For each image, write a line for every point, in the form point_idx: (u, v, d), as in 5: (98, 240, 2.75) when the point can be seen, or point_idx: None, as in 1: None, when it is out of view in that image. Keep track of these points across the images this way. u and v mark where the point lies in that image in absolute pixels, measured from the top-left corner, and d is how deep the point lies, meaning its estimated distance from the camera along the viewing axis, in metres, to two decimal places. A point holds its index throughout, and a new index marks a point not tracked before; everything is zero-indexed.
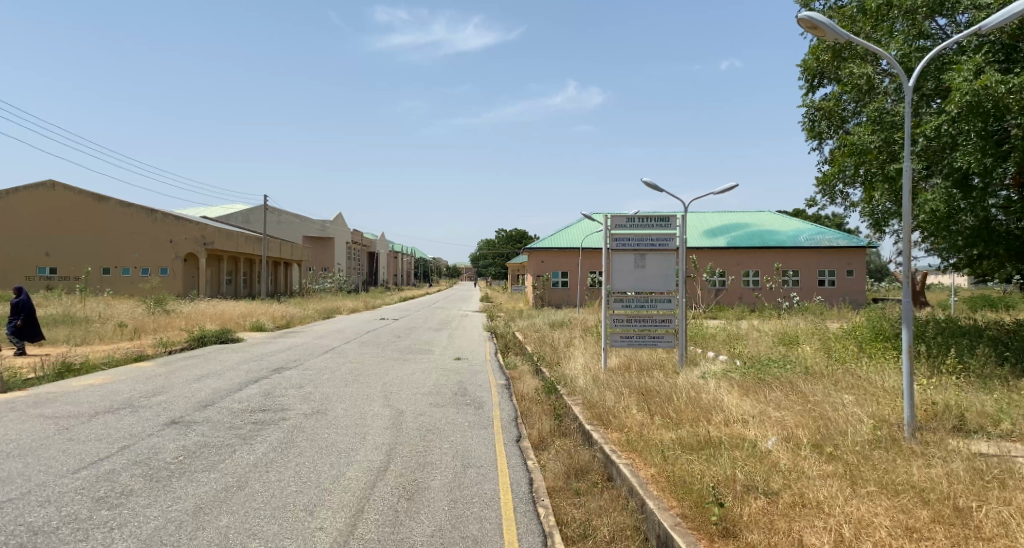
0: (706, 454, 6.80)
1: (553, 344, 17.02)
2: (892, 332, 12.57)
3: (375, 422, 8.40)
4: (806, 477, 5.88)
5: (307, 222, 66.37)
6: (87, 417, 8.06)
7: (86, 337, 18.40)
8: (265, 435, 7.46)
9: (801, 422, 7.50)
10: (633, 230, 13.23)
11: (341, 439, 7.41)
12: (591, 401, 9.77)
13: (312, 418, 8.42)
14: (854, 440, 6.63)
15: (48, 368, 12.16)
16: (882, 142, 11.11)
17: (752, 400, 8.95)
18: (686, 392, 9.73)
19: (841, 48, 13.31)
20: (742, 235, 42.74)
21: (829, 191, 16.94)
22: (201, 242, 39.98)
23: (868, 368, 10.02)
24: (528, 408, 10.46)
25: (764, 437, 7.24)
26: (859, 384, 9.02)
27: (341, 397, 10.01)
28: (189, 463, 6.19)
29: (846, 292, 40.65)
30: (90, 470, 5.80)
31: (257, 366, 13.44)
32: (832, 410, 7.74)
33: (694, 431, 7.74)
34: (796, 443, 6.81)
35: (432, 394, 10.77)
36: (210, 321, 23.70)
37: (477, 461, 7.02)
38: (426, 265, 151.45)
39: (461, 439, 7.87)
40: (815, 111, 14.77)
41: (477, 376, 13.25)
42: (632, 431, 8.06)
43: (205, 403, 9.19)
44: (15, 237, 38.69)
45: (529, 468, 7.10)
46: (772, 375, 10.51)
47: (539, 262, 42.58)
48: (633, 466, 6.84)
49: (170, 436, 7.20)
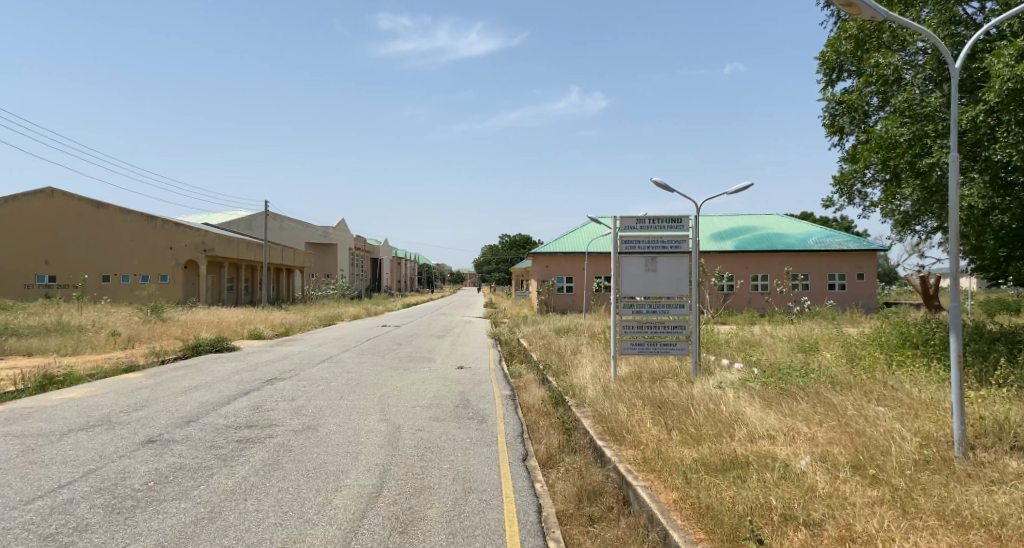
0: (732, 476, 6.15)
1: (559, 351, 16.34)
2: (920, 338, 11.84)
3: (369, 439, 7.78)
4: (849, 505, 5.22)
5: (310, 228, 65.95)
6: (58, 436, 7.43)
7: (78, 347, 17.82)
8: (247, 455, 6.82)
9: (835, 440, 6.85)
10: (643, 231, 12.64)
11: (332, 460, 6.77)
12: (602, 414, 9.07)
13: (301, 435, 7.80)
14: (898, 459, 5.95)
15: (29, 380, 11.55)
16: (912, 136, 10.43)
17: (777, 414, 8.26)
18: (704, 404, 9.03)
19: (864, 37, 12.75)
20: (750, 239, 41.98)
21: (847, 190, 16.24)
22: (201, 249, 39.11)
23: (900, 378, 9.31)
24: (535, 422, 9.80)
25: (796, 456, 6.58)
26: (894, 396, 8.34)
27: (335, 411, 9.36)
28: (159, 491, 5.54)
29: (857, 295, 39.92)
30: (45, 500, 5.17)
31: (250, 377, 12.80)
32: (869, 425, 7.05)
33: (717, 449, 7.07)
34: (834, 464, 6.15)
35: (432, 406, 10.12)
36: (207, 330, 23.04)
37: (480, 484, 6.37)
38: (431, 271, 150.32)
39: (462, 458, 7.23)
40: (837, 105, 14.13)
41: (480, 386, 12.61)
42: (648, 447, 7.41)
43: (188, 418, 8.56)
44: (15, 244, 38.24)
45: (537, 491, 6.47)
46: (796, 384, 9.83)
47: (544, 266, 42.04)
48: (651, 490, 6.20)
49: (142, 458, 6.55)
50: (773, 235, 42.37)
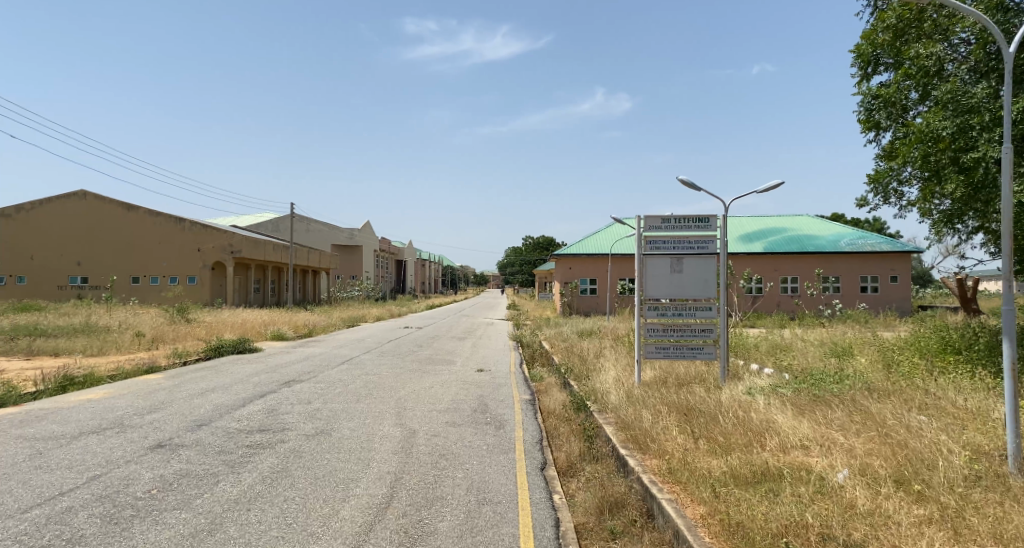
0: (765, 490, 5.76)
1: (581, 354, 15.95)
2: (963, 344, 11.23)
3: (383, 445, 7.53)
4: (894, 524, 4.82)
5: (335, 230, 66.31)
6: (67, 439, 7.31)
7: (103, 347, 17.95)
8: (256, 462, 6.60)
9: (876, 451, 6.41)
10: (668, 232, 12.23)
11: (342, 467, 6.52)
12: (625, 422, 8.70)
13: (314, 440, 7.58)
14: (946, 474, 5.50)
15: (50, 381, 11.56)
16: (957, 129, 9.92)
17: (811, 422, 7.84)
18: (733, 411, 8.62)
19: (903, 27, 12.22)
20: (779, 240, 41.11)
21: (882, 189, 15.60)
22: (228, 251, 39.36)
23: (941, 386, 8.81)
24: (554, 428, 9.47)
25: (833, 468, 6.17)
26: (936, 404, 7.86)
27: (350, 415, 9.15)
28: (161, 499, 5.33)
29: (890, 299, 38.81)
30: (43, 508, 4.99)
31: (268, 379, 12.67)
32: (914, 436, 6.59)
33: (748, 459, 6.70)
34: (876, 478, 5.73)
35: (449, 411, 9.85)
36: (230, 331, 23.02)
37: (496, 496, 6.07)
38: (455, 273, 150.54)
39: (477, 466, 6.93)
40: (873, 99, 13.59)
41: (500, 390, 12.31)
42: (674, 457, 7.05)
43: (201, 422, 8.40)
44: (48, 246, 38.92)
45: (556, 503, 6.14)
46: (830, 391, 9.36)
47: (567, 268, 41.61)
48: (677, 503, 5.84)
49: (150, 463, 6.37)
50: (802, 235, 41.48)
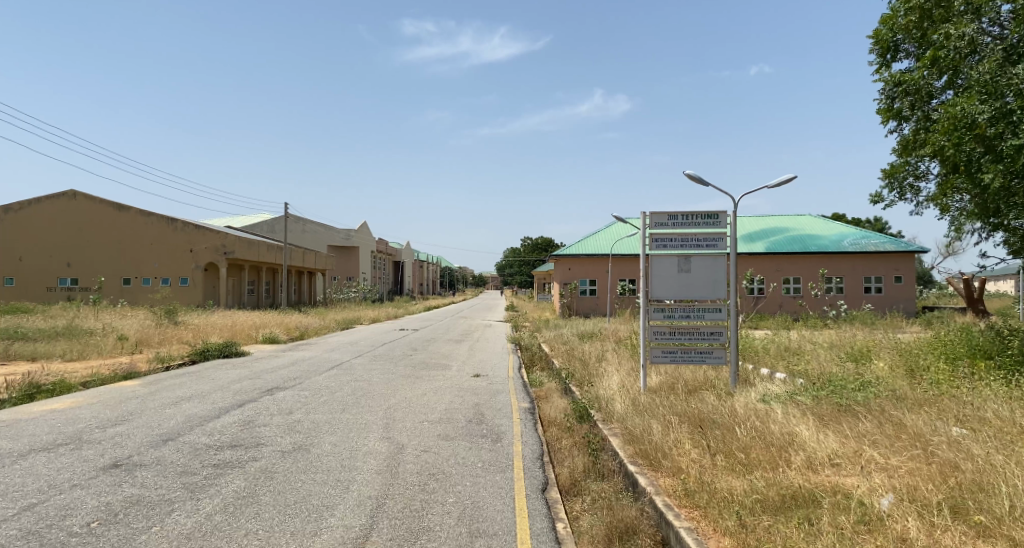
0: (799, 519, 5.03)
1: (583, 358, 15.18)
2: (995, 349, 10.46)
3: (366, 463, 6.78)
4: None
5: (331, 230, 65.53)
6: (14, 459, 6.53)
7: (83, 351, 17.11)
8: (220, 485, 5.83)
9: (922, 473, 5.67)
10: (674, 229, 11.41)
11: (316, 492, 5.76)
12: (631, 433, 7.94)
13: (290, 458, 6.82)
14: (1011, 503, 4.76)
15: (15, 390, 10.76)
16: (993, 113, 9.33)
17: (837, 435, 7.09)
18: (751, 422, 7.85)
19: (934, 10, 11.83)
20: (781, 239, 40.45)
21: (898, 184, 14.92)
22: (221, 251, 38.72)
23: (977, 395, 8.07)
24: (555, 441, 8.69)
25: (876, 491, 5.42)
26: (977, 416, 7.13)
27: (333, 427, 8.40)
28: (99, 536, 4.56)
29: (894, 299, 38.12)
30: None
31: (250, 386, 11.90)
32: (965, 454, 5.82)
33: (774, 479, 5.94)
34: (927, 506, 4.99)
35: (441, 422, 9.08)
36: (219, 334, 22.18)
37: (491, 526, 5.31)
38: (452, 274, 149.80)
39: (470, 489, 6.19)
40: (897, 86, 13.04)
41: (497, 397, 11.53)
42: (689, 476, 6.30)
43: (168, 437, 7.61)
44: (37, 247, 38.02)
45: (560, 535, 5.35)
46: (853, 399, 8.62)
47: (565, 269, 40.84)
48: (698, 533, 5.08)
49: (99, 488, 5.60)
50: (804, 235, 40.79)
